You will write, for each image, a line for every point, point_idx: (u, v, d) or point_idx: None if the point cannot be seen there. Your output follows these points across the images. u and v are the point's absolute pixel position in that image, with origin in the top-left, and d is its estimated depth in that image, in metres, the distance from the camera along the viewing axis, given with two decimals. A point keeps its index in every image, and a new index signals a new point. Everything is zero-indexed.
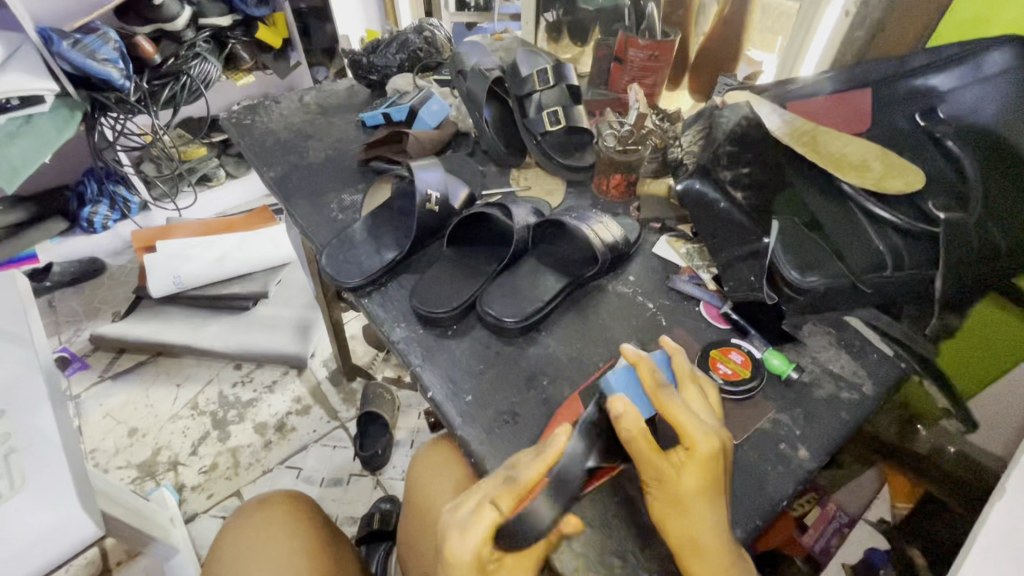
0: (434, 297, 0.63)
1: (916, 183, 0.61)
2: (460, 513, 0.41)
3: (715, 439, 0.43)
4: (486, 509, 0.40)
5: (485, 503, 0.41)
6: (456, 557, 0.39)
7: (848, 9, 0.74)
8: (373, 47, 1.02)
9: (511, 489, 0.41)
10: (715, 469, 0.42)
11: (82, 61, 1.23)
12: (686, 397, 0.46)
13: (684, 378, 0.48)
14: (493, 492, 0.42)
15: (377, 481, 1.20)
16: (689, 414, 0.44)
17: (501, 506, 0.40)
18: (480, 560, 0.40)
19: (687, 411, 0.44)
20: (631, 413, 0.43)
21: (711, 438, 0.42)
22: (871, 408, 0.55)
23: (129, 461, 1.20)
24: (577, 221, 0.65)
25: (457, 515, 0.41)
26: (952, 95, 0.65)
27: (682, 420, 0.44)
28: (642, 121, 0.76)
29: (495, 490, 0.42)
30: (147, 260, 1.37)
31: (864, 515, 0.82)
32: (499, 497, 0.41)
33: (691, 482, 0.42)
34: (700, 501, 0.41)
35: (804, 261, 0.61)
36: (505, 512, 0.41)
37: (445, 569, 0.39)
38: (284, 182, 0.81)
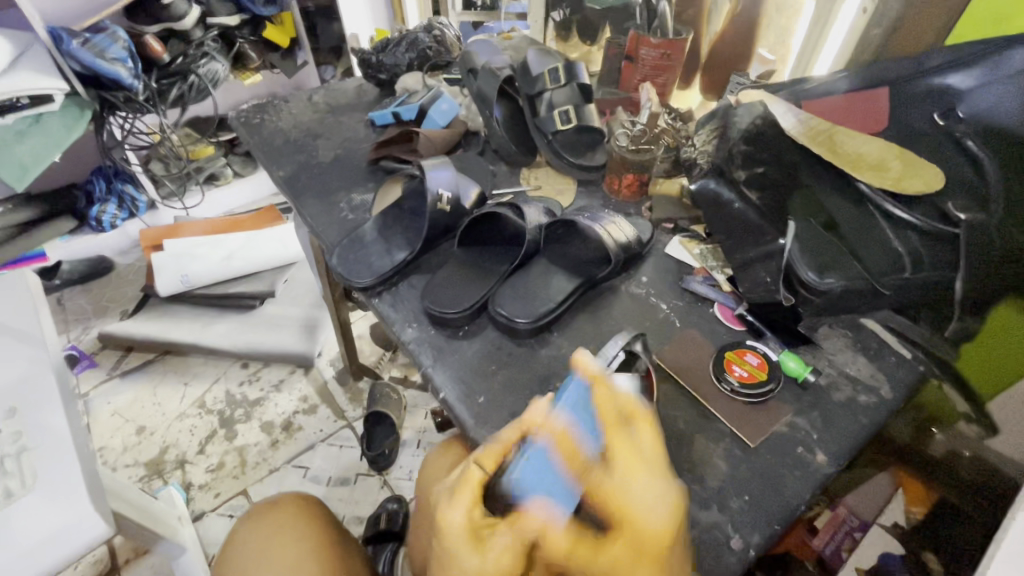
0: (446, 298, 0.63)
1: (936, 183, 0.60)
2: (449, 482, 0.43)
3: (663, 522, 0.39)
4: (470, 468, 0.42)
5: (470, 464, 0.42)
6: (448, 524, 0.39)
7: (866, 7, 0.75)
8: (382, 46, 1.01)
9: (494, 447, 0.43)
10: (663, 554, 0.38)
11: (91, 61, 1.23)
12: (625, 467, 0.41)
13: (613, 423, 0.43)
14: (478, 454, 0.43)
15: (383, 481, 1.19)
16: (630, 496, 0.40)
17: (485, 465, 0.42)
18: (472, 525, 0.40)
19: (622, 494, 0.40)
20: (553, 522, 0.38)
21: (654, 524, 0.39)
22: (890, 412, 0.54)
23: (138, 458, 1.20)
24: (590, 221, 0.64)
25: (447, 485, 0.43)
26: (971, 94, 0.63)
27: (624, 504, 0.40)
28: (655, 121, 0.75)
29: (477, 452, 0.43)
30: (156, 259, 1.38)
31: (878, 519, 0.80)
32: (482, 457, 0.43)
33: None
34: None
35: (821, 263, 0.58)
36: (489, 471, 0.42)
37: (440, 541, 0.40)
38: (294, 182, 0.81)
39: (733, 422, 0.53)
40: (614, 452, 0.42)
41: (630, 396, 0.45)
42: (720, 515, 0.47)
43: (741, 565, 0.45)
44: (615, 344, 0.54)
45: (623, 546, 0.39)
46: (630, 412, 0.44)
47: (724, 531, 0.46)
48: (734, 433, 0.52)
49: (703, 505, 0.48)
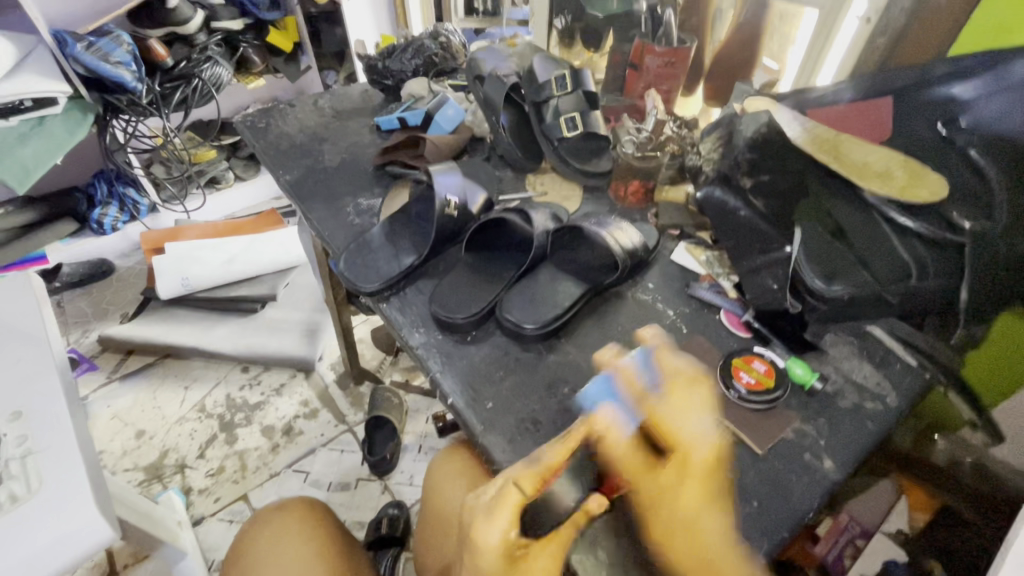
0: (454, 303, 0.63)
1: (941, 193, 0.60)
2: (484, 496, 0.43)
3: (707, 442, 0.47)
4: (510, 491, 0.41)
5: (508, 484, 0.42)
6: (485, 541, 0.40)
7: (869, 16, 0.75)
8: (388, 52, 1.01)
9: (532, 470, 0.43)
10: (712, 467, 0.46)
11: (96, 65, 1.24)
12: (680, 407, 0.48)
13: (671, 374, 0.51)
14: (515, 474, 0.43)
15: (384, 486, 1.19)
16: (683, 423, 0.47)
17: (524, 488, 0.42)
18: (508, 548, 0.40)
19: (675, 431, 0.47)
20: (619, 431, 0.47)
21: (698, 448, 0.46)
22: (896, 419, 0.54)
23: (137, 463, 1.19)
24: (596, 227, 0.65)
25: (481, 499, 0.43)
26: (975, 105, 0.64)
27: (677, 428, 0.47)
28: (660, 128, 0.77)
29: (517, 471, 0.43)
30: (157, 263, 1.38)
31: (883, 527, 0.80)
32: (522, 478, 0.42)
33: (689, 494, 0.45)
34: (696, 508, 0.44)
35: (829, 270, 0.60)
36: (528, 494, 0.42)
37: (473, 555, 0.41)
38: (300, 186, 0.81)
39: (741, 428, 0.53)
40: (669, 392, 0.49)
41: (687, 362, 0.53)
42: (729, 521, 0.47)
43: None
44: (637, 357, 0.53)
45: (676, 457, 0.46)
46: (690, 375, 0.52)
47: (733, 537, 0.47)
48: (742, 440, 0.52)
49: None
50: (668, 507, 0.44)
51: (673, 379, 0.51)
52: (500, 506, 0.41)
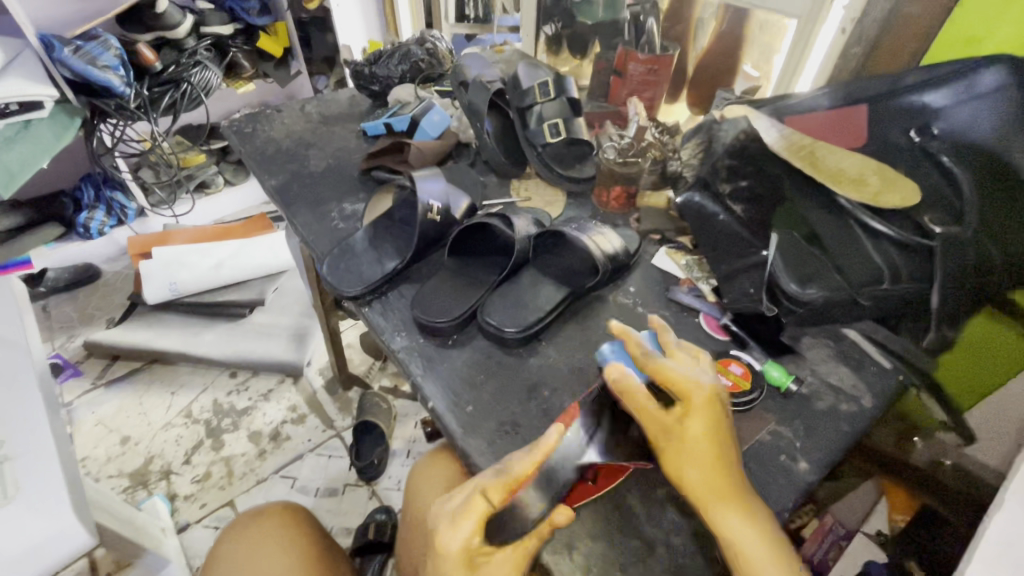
0: (435, 307, 0.63)
1: (911, 200, 0.62)
2: (453, 502, 0.43)
3: (710, 388, 0.45)
4: (477, 500, 0.42)
5: (476, 494, 0.42)
6: (445, 548, 0.41)
7: (845, 26, 0.76)
8: (376, 57, 1.02)
9: (502, 480, 0.43)
10: (721, 411, 0.45)
11: (84, 69, 1.23)
12: (682, 364, 0.48)
13: (667, 342, 0.51)
14: (484, 483, 0.43)
15: (372, 491, 1.18)
16: (682, 370, 0.47)
17: (491, 498, 0.42)
18: (469, 552, 0.41)
19: (680, 369, 0.47)
20: (627, 377, 0.47)
21: (703, 386, 0.45)
22: (871, 420, 0.55)
23: (122, 469, 1.18)
24: (577, 232, 0.65)
25: (450, 504, 0.43)
26: (947, 112, 0.68)
27: (679, 374, 0.46)
28: (642, 134, 0.78)
29: (485, 481, 0.43)
30: (144, 267, 1.37)
31: (863, 528, 0.85)
32: (491, 489, 0.42)
33: (702, 435, 0.43)
34: (709, 444, 0.43)
35: (803, 273, 0.60)
36: (496, 504, 0.42)
37: (435, 561, 0.41)
38: (285, 191, 0.81)
39: None
40: (669, 352, 0.49)
41: (681, 338, 0.53)
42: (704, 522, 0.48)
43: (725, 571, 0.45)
44: None
45: (683, 402, 0.45)
46: (693, 351, 0.51)
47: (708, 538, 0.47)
48: None
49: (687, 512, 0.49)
50: (682, 448, 0.43)
51: (666, 343, 0.51)
52: (468, 512, 0.41)
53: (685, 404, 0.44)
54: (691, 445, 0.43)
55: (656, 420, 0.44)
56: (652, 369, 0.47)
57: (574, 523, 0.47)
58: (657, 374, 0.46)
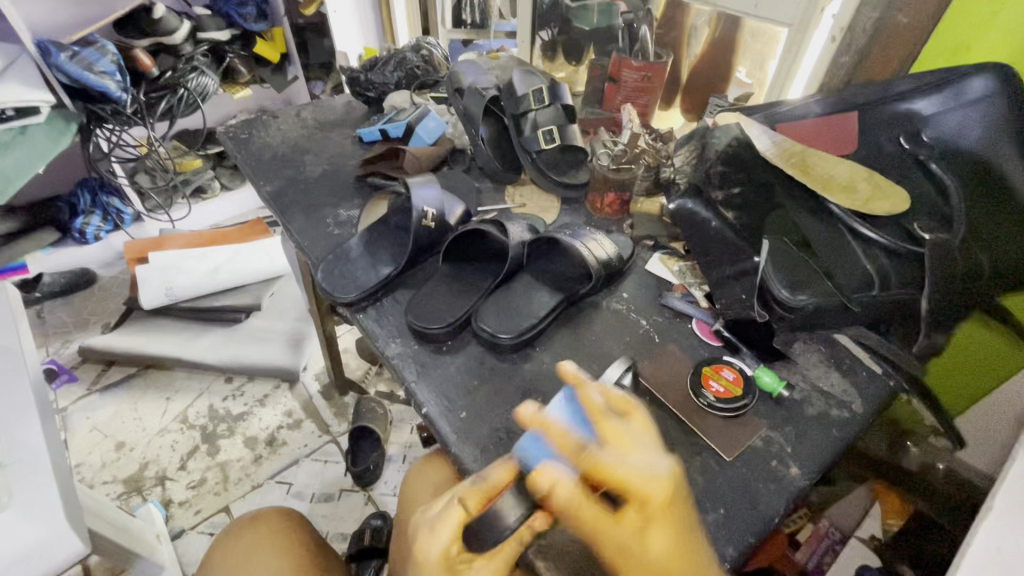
0: (430, 314, 0.64)
1: (902, 204, 0.63)
2: (429, 512, 0.43)
3: (664, 483, 0.39)
4: (453, 507, 0.42)
5: (453, 501, 0.43)
6: (425, 553, 0.41)
7: (835, 35, 0.77)
8: (371, 65, 1.04)
9: (479, 487, 0.43)
10: (677, 507, 0.39)
11: (80, 74, 1.23)
12: (622, 447, 0.41)
13: (598, 415, 0.43)
14: (461, 491, 0.44)
15: (368, 497, 1.18)
16: (625, 463, 0.39)
17: (468, 505, 0.42)
18: (449, 558, 0.41)
19: (622, 464, 0.39)
20: (560, 480, 0.39)
21: (657, 483, 0.39)
22: (862, 426, 0.55)
23: (116, 475, 1.18)
24: (571, 238, 0.66)
25: (427, 513, 0.43)
26: (937, 119, 0.69)
27: (622, 476, 0.39)
28: (635, 140, 0.75)
29: (462, 488, 0.44)
30: (140, 272, 1.36)
31: (857, 532, 0.85)
32: (467, 495, 0.43)
33: (659, 543, 0.38)
34: (668, 556, 0.38)
35: (795, 280, 0.60)
36: (472, 511, 0.42)
37: (417, 567, 0.41)
38: (280, 197, 0.81)
39: (707, 435, 0.54)
40: (605, 439, 0.42)
41: (619, 391, 0.45)
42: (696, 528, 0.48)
43: None
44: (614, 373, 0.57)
45: (635, 507, 0.39)
46: (622, 407, 0.44)
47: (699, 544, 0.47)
48: (711, 448, 0.53)
49: None
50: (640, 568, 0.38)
51: (599, 417, 0.43)
52: (446, 519, 0.41)
53: (636, 508, 0.39)
54: (649, 559, 0.38)
55: (608, 535, 0.39)
56: (591, 471, 0.39)
57: (566, 531, 0.47)
58: (598, 479, 0.39)
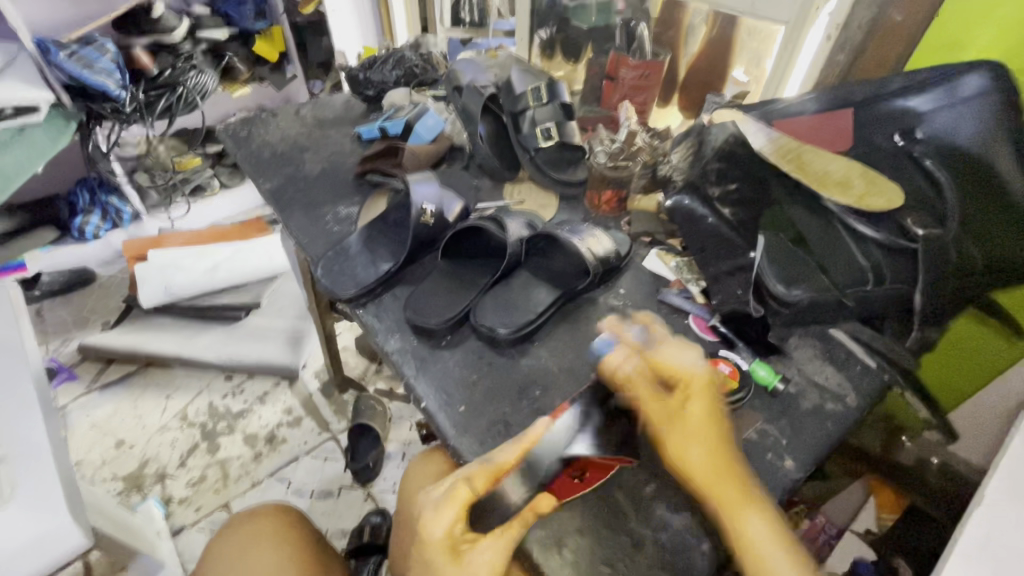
0: (428, 309, 0.64)
1: (896, 201, 0.63)
2: (433, 495, 0.44)
3: (702, 371, 0.48)
4: (458, 487, 0.43)
5: (459, 481, 0.44)
6: (428, 535, 0.42)
7: (831, 33, 0.78)
8: (371, 63, 1.04)
9: (485, 469, 0.45)
10: (714, 393, 0.47)
11: (79, 73, 1.24)
12: (674, 349, 0.51)
13: (656, 332, 0.54)
14: (468, 472, 0.45)
15: (367, 494, 1.19)
16: (675, 356, 0.49)
17: (473, 485, 0.44)
18: (452, 539, 0.42)
19: (671, 356, 0.50)
20: (620, 368, 0.50)
21: (697, 370, 0.48)
22: (856, 419, 0.56)
23: (117, 473, 1.18)
24: (569, 235, 0.66)
25: (431, 497, 0.44)
26: (933, 116, 0.69)
27: (670, 362, 0.49)
28: (632, 138, 0.78)
29: (469, 470, 0.45)
30: (139, 270, 1.38)
31: (851, 526, 0.87)
32: (473, 476, 0.44)
33: (697, 415, 0.46)
34: (707, 429, 0.45)
35: (789, 275, 0.61)
36: (478, 490, 0.44)
37: (420, 550, 0.42)
38: (280, 195, 0.82)
39: None
40: (660, 342, 0.52)
41: (675, 332, 0.56)
42: (693, 519, 0.49)
43: (711, 567, 0.46)
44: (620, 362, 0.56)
45: (680, 388, 0.48)
46: (675, 335, 0.55)
47: (695, 534, 0.48)
48: None
49: (676, 509, 0.49)
50: (683, 434, 0.45)
51: (658, 335, 0.54)
52: (452, 498, 0.42)
53: (680, 389, 0.48)
54: (689, 422, 0.45)
55: (658, 406, 0.47)
56: (645, 359, 0.50)
57: (565, 524, 0.48)
58: (652, 366, 0.50)
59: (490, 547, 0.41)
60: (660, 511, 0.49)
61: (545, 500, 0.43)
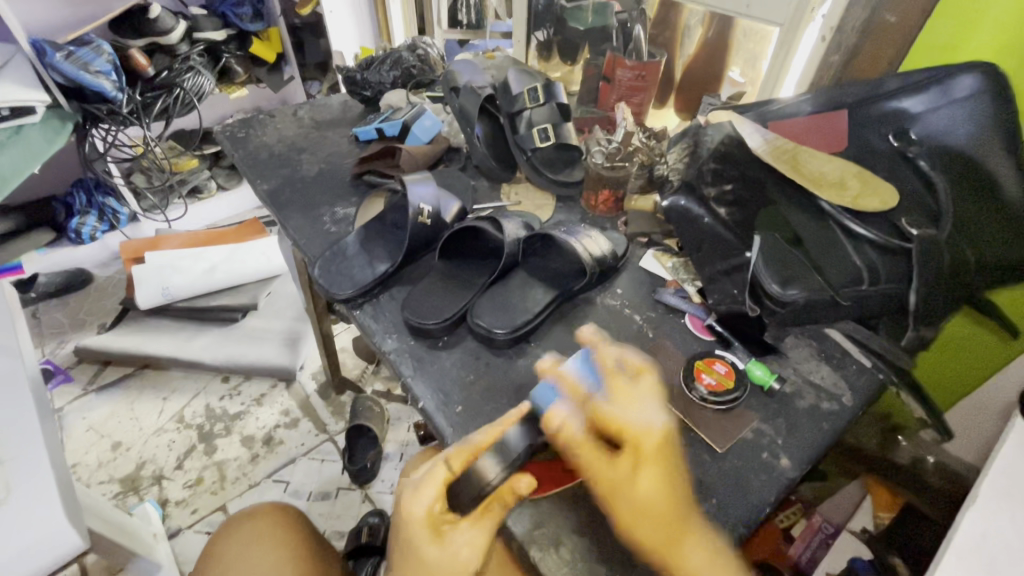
0: (427, 309, 0.64)
1: (890, 202, 0.64)
2: (415, 476, 0.45)
3: (657, 433, 0.46)
4: (439, 467, 0.44)
5: (439, 463, 0.45)
6: (410, 515, 0.43)
7: (825, 35, 0.78)
8: (368, 64, 1.03)
9: (464, 449, 0.46)
10: (667, 454, 0.45)
11: (76, 74, 1.23)
12: (625, 401, 0.48)
13: (610, 373, 0.51)
14: (447, 453, 0.46)
15: (365, 495, 1.19)
16: (628, 415, 0.46)
17: (453, 465, 0.45)
18: (433, 518, 0.43)
19: (624, 411, 0.47)
20: (568, 423, 0.47)
21: (652, 433, 0.45)
22: (851, 418, 0.56)
23: (113, 475, 1.18)
24: (567, 236, 0.66)
25: (412, 478, 0.45)
26: (924, 118, 0.70)
27: (623, 424, 0.46)
28: (629, 139, 0.77)
29: (447, 452, 0.46)
30: (136, 271, 1.37)
31: (850, 526, 0.84)
32: (452, 456, 0.45)
33: (648, 485, 0.43)
34: (657, 497, 0.43)
35: (785, 275, 0.60)
36: (457, 471, 0.45)
37: (402, 529, 0.43)
38: (277, 196, 0.82)
39: (701, 427, 0.55)
40: (614, 394, 0.49)
41: (636, 358, 0.54)
42: None
43: None
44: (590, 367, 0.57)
45: (631, 451, 0.45)
46: (634, 368, 0.52)
47: None
48: (703, 439, 0.54)
49: None
50: (633, 509, 0.43)
51: (612, 376, 0.51)
52: (439, 481, 0.44)
53: (632, 452, 0.45)
54: (638, 502, 0.43)
55: (607, 475, 0.44)
56: (596, 417, 0.47)
57: (564, 522, 0.48)
58: (601, 421, 0.47)
59: (474, 531, 0.43)
60: None
61: (524, 484, 0.44)
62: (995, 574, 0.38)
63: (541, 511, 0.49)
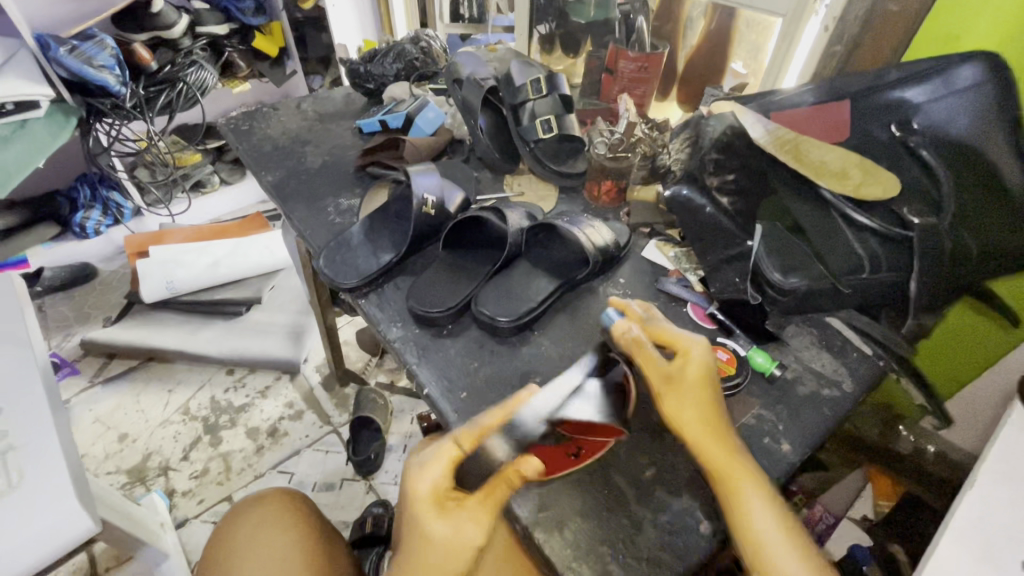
0: (431, 298, 0.65)
1: (892, 190, 0.65)
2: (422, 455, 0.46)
3: (704, 348, 0.49)
4: (446, 445, 0.45)
5: (447, 441, 0.46)
6: (417, 491, 0.43)
7: (828, 24, 0.78)
8: (371, 56, 1.04)
9: (471, 429, 0.46)
10: (712, 369, 0.48)
11: (80, 68, 1.24)
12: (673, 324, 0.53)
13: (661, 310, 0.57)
14: (455, 432, 0.47)
15: (369, 486, 1.20)
16: (678, 330, 0.51)
17: (461, 443, 0.45)
18: (440, 496, 0.43)
19: (674, 327, 0.52)
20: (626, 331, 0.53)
21: (699, 346, 0.49)
22: (852, 405, 0.57)
23: (120, 466, 1.19)
24: (569, 226, 0.67)
25: (420, 458, 0.46)
26: (926, 108, 0.70)
27: (674, 333, 0.51)
28: (631, 130, 0.79)
29: (455, 432, 0.47)
30: (140, 265, 1.37)
31: (849, 514, 0.88)
32: (460, 435, 0.46)
33: (693, 387, 0.47)
34: (702, 401, 0.46)
35: (786, 264, 0.62)
36: (465, 450, 0.45)
37: (409, 506, 0.43)
38: (282, 187, 0.82)
39: None
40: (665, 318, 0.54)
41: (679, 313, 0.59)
42: (692, 502, 0.49)
43: (712, 548, 0.47)
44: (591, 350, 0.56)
45: (679, 357, 0.49)
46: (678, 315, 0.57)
47: (695, 516, 0.49)
48: None
49: (675, 492, 0.50)
50: (677, 410, 0.46)
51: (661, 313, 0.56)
52: (447, 454, 0.45)
53: (680, 359, 0.49)
54: (685, 396, 0.46)
55: (656, 372, 0.49)
56: (651, 329, 0.52)
57: (569, 503, 0.49)
58: (654, 332, 0.52)
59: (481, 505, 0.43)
60: (661, 495, 0.50)
61: (532, 465, 0.43)
62: (992, 558, 0.39)
63: (546, 495, 0.49)
